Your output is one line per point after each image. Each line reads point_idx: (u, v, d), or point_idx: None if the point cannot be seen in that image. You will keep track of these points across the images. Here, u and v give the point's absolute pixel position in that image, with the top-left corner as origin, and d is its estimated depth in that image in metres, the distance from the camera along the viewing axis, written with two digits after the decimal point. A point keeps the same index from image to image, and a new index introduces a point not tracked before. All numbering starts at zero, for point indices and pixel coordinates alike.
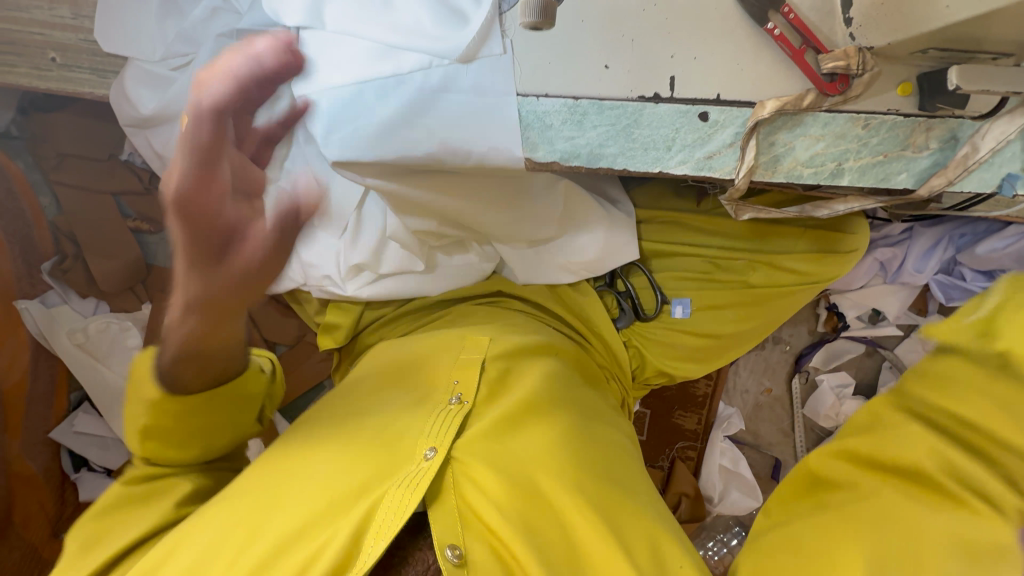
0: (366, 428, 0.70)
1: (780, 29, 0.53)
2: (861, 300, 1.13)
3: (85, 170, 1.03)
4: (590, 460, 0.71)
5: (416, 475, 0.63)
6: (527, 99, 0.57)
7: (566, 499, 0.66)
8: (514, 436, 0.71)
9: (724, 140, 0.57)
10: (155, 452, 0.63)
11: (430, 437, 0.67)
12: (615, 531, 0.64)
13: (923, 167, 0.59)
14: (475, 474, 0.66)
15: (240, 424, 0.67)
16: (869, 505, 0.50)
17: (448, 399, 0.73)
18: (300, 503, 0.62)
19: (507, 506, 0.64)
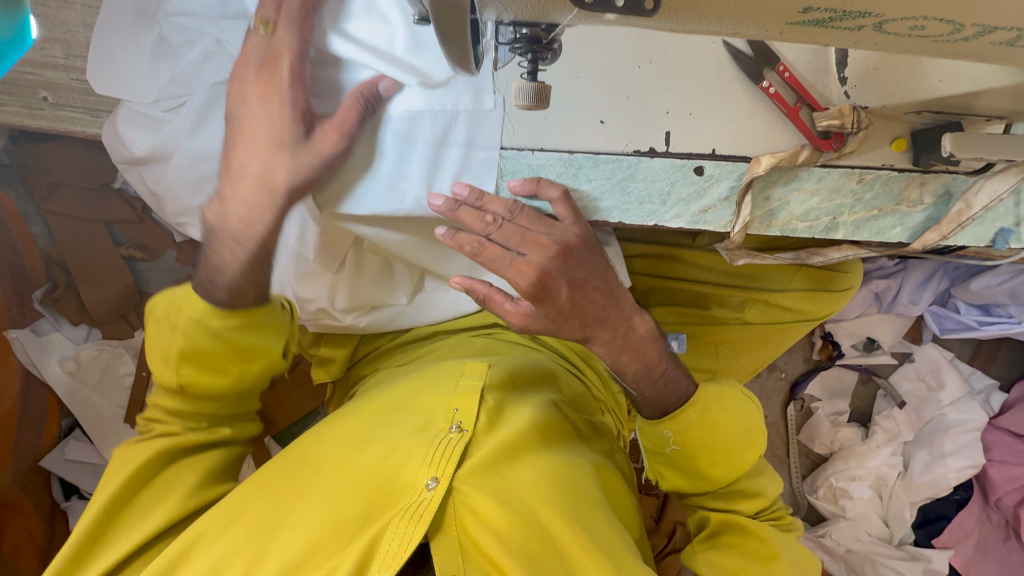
0: (361, 458, 0.67)
1: (775, 87, 0.53)
2: (856, 329, 1.15)
3: (79, 199, 1.01)
4: (591, 490, 0.70)
5: (417, 506, 0.61)
6: (521, 152, 0.57)
7: (568, 532, 0.64)
8: (514, 466, 0.68)
9: (718, 194, 0.57)
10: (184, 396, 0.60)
11: (431, 466, 0.65)
12: (619, 564, 0.63)
13: (917, 221, 0.59)
14: (477, 504, 0.63)
15: (260, 366, 0.62)
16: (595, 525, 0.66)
17: (447, 427, 0.70)
18: (299, 530, 0.61)
19: (510, 538, 0.62)
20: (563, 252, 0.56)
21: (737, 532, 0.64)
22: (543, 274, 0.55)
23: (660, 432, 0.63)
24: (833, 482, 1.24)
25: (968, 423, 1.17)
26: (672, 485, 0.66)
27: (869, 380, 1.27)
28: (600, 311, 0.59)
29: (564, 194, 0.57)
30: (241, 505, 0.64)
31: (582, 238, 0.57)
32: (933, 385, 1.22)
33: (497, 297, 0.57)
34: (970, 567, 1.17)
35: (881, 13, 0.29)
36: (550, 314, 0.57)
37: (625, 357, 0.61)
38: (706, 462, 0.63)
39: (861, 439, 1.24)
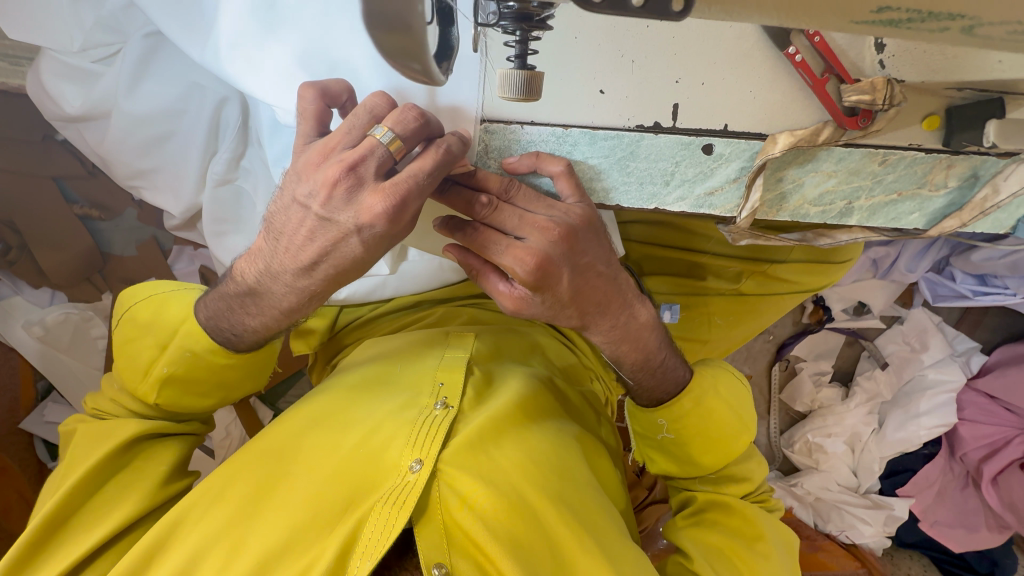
0: (346, 438, 0.66)
1: (801, 54, 0.46)
2: (849, 294, 1.14)
3: (17, 152, 0.91)
4: (576, 467, 0.70)
5: (401, 491, 0.60)
6: (510, 127, 0.49)
7: (553, 512, 0.64)
8: (499, 444, 0.67)
9: (727, 174, 0.51)
10: (173, 399, 0.65)
11: (415, 447, 0.63)
12: (601, 543, 0.64)
13: (937, 207, 0.54)
14: (462, 487, 0.62)
15: (255, 379, 0.69)
16: (579, 510, 0.66)
17: (433, 403, 0.68)
18: (283, 515, 0.60)
19: (495, 522, 0.61)
20: (565, 236, 0.50)
21: (722, 511, 0.68)
22: (544, 261, 0.49)
23: (655, 419, 0.67)
24: (809, 438, 1.29)
25: (946, 385, 1.19)
26: (661, 468, 0.71)
27: (855, 342, 1.28)
28: (603, 298, 0.56)
29: (568, 168, 0.50)
30: (220, 488, 0.64)
31: (587, 218, 0.51)
32: (916, 347, 1.23)
33: (490, 275, 0.55)
34: (927, 512, 1.25)
35: (972, 17, 0.27)
36: (547, 302, 0.53)
37: (625, 347, 0.61)
38: (698, 448, 0.67)
39: (841, 399, 1.27)
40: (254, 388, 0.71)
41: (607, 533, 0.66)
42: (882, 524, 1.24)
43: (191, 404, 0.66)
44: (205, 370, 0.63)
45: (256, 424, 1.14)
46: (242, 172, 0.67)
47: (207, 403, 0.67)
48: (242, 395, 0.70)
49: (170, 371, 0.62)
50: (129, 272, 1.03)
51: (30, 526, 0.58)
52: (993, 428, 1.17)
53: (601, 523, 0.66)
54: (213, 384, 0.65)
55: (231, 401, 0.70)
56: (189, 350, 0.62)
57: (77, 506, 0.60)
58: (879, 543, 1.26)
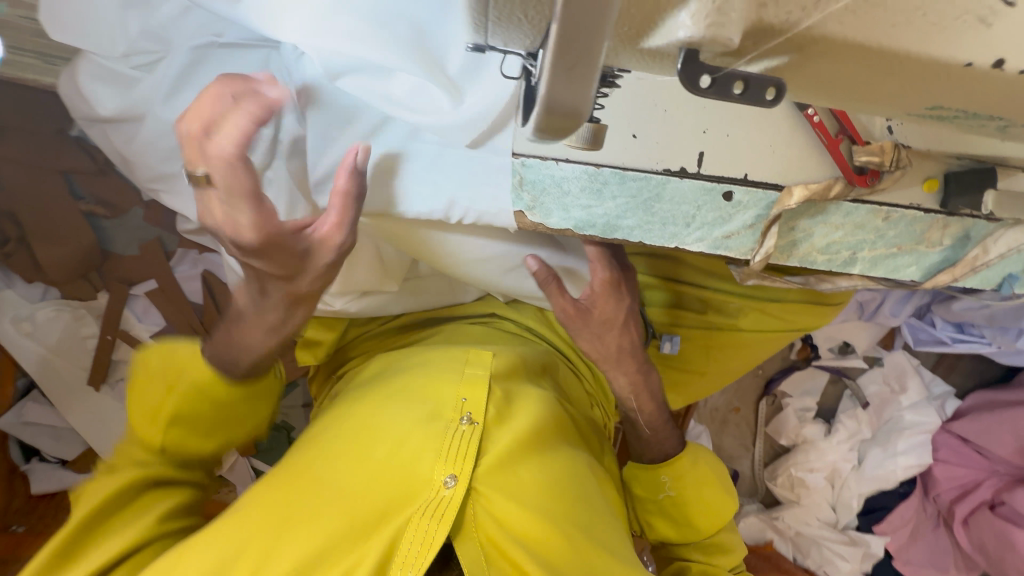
0: (372, 449, 0.65)
1: (819, 116, 0.50)
2: (834, 334, 1.19)
3: (27, 144, 0.89)
4: (594, 488, 0.71)
5: (439, 504, 0.60)
6: (545, 162, 0.51)
7: (582, 528, 0.65)
8: (525, 461, 0.68)
9: (744, 221, 0.55)
10: (177, 440, 0.63)
11: (447, 461, 0.63)
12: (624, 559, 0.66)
13: (932, 262, 0.59)
14: (495, 502, 0.63)
15: (257, 420, 0.70)
16: (602, 530, 0.67)
17: (458, 418, 0.68)
18: (318, 523, 0.59)
19: (529, 538, 0.62)
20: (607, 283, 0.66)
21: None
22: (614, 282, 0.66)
23: (657, 477, 0.74)
24: (792, 472, 1.31)
25: (922, 426, 1.24)
26: (659, 533, 0.74)
27: (839, 380, 1.32)
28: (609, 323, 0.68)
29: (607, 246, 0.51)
30: (241, 501, 0.62)
31: (609, 278, 0.66)
32: (896, 388, 1.28)
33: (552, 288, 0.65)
34: (901, 551, 1.28)
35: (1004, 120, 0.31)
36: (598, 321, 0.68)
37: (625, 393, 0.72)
38: (697, 511, 0.72)
39: (824, 435, 1.30)
40: (255, 428, 0.70)
41: (629, 553, 0.68)
42: (859, 561, 1.28)
43: (194, 445, 0.65)
44: (208, 406, 0.63)
45: None
46: None
47: (209, 444, 0.66)
48: (243, 435, 0.70)
49: (174, 406, 0.61)
50: (128, 271, 1.02)
51: (44, 552, 0.53)
52: (966, 470, 1.23)
53: (622, 545, 0.68)
54: (215, 419, 0.65)
55: (232, 444, 0.69)
56: (198, 384, 0.62)
57: (93, 530, 0.56)
58: None
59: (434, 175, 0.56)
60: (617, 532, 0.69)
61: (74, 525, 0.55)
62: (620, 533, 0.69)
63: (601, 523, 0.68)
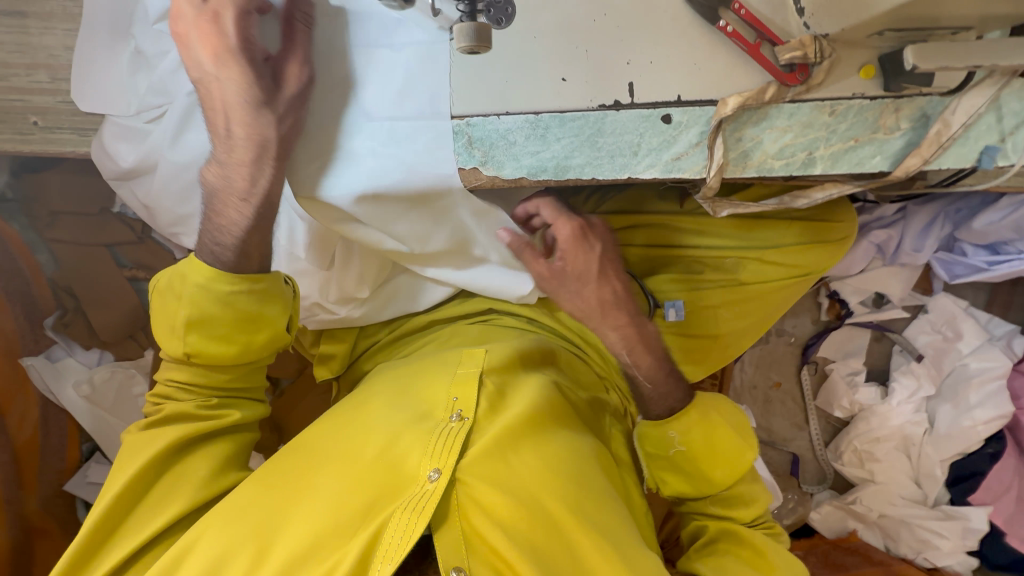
0: (364, 449, 0.66)
1: (732, 26, 0.53)
2: (862, 285, 1.12)
3: (80, 225, 1.05)
4: (595, 475, 0.68)
5: (421, 498, 0.60)
6: (487, 118, 0.56)
7: (572, 517, 0.62)
8: (517, 451, 0.66)
9: (689, 140, 0.57)
10: (198, 346, 0.65)
11: (433, 456, 0.64)
12: (618, 546, 0.62)
13: (897, 148, 0.58)
14: (480, 494, 0.62)
15: (272, 332, 0.68)
16: (600, 518, 0.64)
17: (448, 416, 0.68)
18: (307, 523, 0.60)
19: (514, 527, 0.60)
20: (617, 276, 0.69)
21: (732, 539, 0.69)
22: (579, 233, 0.68)
23: (666, 431, 0.72)
24: (857, 446, 1.20)
25: (991, 372, 1.12)
26: (673, 488, 0.74)
27: (883, 336, 1.23)
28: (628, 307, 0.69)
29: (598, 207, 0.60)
30: (247, 500, 0.63)
31: (601, 225, 0.70)
32: (950, 335, 1.18)
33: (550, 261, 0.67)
34: (1013, 524, 1.12)
35: None
36: (577, 273, 0.67)
37: (638, 355, 0.71)
38: (710, 464, 0.70)
39: (881, 398, 1.20)
40: (276, 338, 0.69)
41: (629, 541, 0.64)
42: (959, 537, 1.14)
43: (217, 353, 0.65)
44: (220, 311, 0.64)
45: None
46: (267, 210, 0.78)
47: (229, 352, 0.66)
48: (263, 346, 0.68)
49: (188, 313, 0.64)
50: None
51: (81, 536, 0.60)
52: None
53: (623, 533, 0.64)
54: (229, 325, 0.65)
55: (253, 352, 0.67)
56: (201, 290, 0.63)
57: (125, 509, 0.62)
58: (961, 559, 1.15)
59: (380, 145, 0.59)
60: (619, 520, 0.65)
61: (114, 502, 0.61)
62: (623, 522, 0.65)
63: (600, 512, 0.65)
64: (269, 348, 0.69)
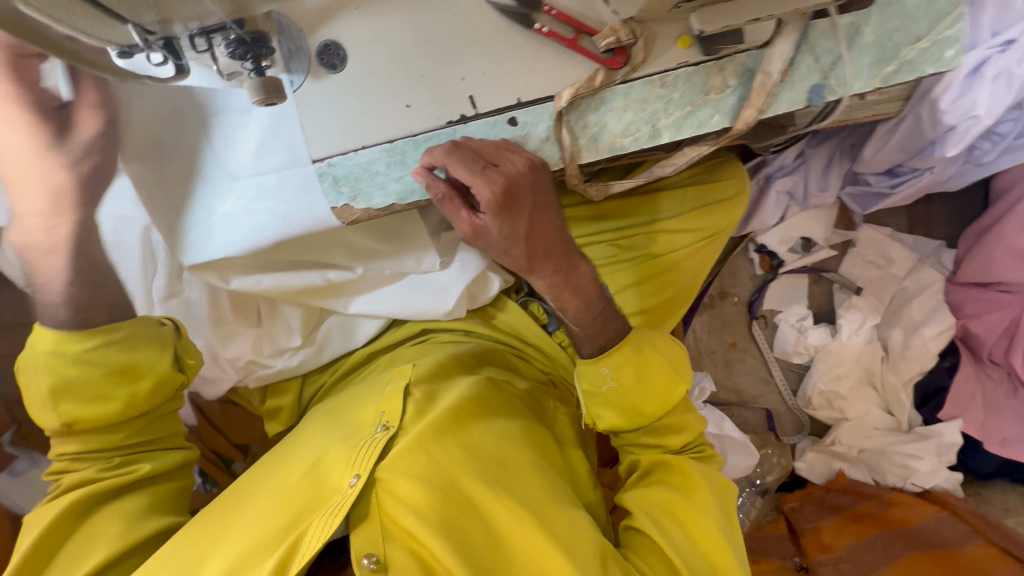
0: (287, 473, 0.63)
1: (547, 27, 0.57)
2: (786, 233, 1.16)
3: None
4: (527, 458, 0.66)
5: (340, 504, 0.57)
6: (346, 155, 0.59)
7: (500, 503, 0.60)
8: (442, 444, 0.64)
9: (540, 137, 0.61)
10: (74, 413, 0.65)
11: (354, 463, 0.61)
12: (552, 524, 0.59)
13: (731, 104, 0.61)
14: (402, 492, 0.59)
15: (158, 386, 0.69)
16: (531, 499, 0.61)
17: (375, 428, 0.66)
18: (221, 554, 0.57)
19: (437, 520, 0.57)
20: (509, 184, 0.56)
21: (666, 470, 0.67)
22: (507, 185, 0.56)
23: (598, 369, 0.66)
24: (821, 388, 1.22)
25: (929, 288, 1.17)
26: (608, 424, 0.68)
27: (821, 277, 1.25)
28: (550, 243, 0.60)
29: (454, 148, 0.56)
30: (164, 549, 0.59)
31: (530, 166, 0.57)
32: (884, 263, 1.21)
33: (455, 203, 0.57)
34: (992, 431, 1.13)
35: None
36: (504, 231, 0.58)
37: (567, 293, 0.63)
38: (641, 398, 0.66)
39: (831, 337, 1.22)
40: (160, 386, 0.69)
41: (564, 514, 0.61)
42: (936, 455, 1.15)
43: (96, 415, 0.66)
44: (96, 369, 0.65)
45: None
46: (183, 282, 0.81)
47: (111, 410, 0.66)
48: (149, 393, 0.68)
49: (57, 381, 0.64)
50: None
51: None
52: (999, 315, 1.09)
53: (557, 510, 0.61)
54: (93, 385, 0.65)
55: (141, 405, 0.68)
56: (55, 356, 0.64)
57: (48, 555, 0.62)
58: (949, 476, 1.15)
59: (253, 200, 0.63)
60: (554, 497, 0.62)
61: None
62: (558, 499, 0.62)
63: (529, 493, 0.62)
64: (159, 395, 0.69)
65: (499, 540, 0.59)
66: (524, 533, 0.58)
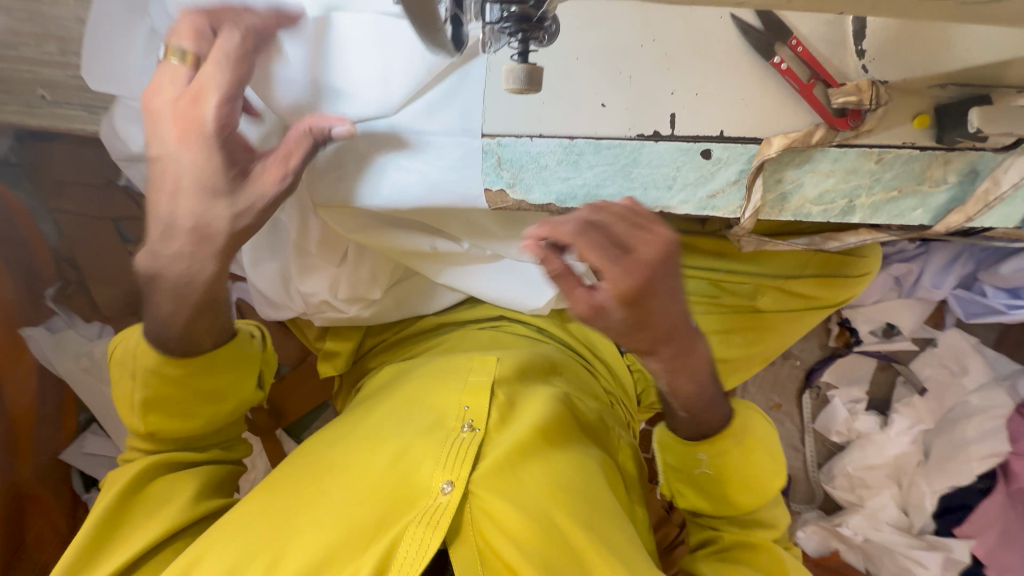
0: (375, 458, 0.66)
1: (786, 63, 0.50)
2: (875, 314, 1.14)
3: (86, 197, 1.02)
4: (604, 491, 0.68)
5: (435, 512, 0.61)
6: (519, 139, 0.54)
7: (583, 536, 0.63)
8: (527, 465, 0.66)
9: (727, 178, 0.55)
10: (159, 425, 0.64)
11: (445, 468, 0.64)
12: (630, 563, 0.62)
13: (940, 202, 0.56)
14: (492, 509, 0.62)
15: (238, 394, 0.68)
16: (612, 538, 0.64)
17: (459, 427, 0.68)
18: (320, 531, 0.61)
19: (527, 544, 0.61)
20: (654, 271, 0.48)
21: (750, 552, 0.67)
22: (645, 276, 0.48)
23: (694, 454, 0.67)
24: (850, 471, 1.21)
25: (992, 410, 1.13)
26: (691, 502, 0.71)
27: (888, 366, 1.22)
28: (673, 329, 0.52)
29: (629, 195, 0.51)
30: (255, 513, 0.64)
31: (667, 255, 0.48)
32: (956, 370, 1.18)
33: (573, 281, 0.48)
34: (994, 558, 1.12)
35: None
36: (628, 321, 0.50)
37: (680, 379, 0.59)
38: (734, 487, 0.67)
39: (880, 427, 1.20)
40: (238, 405, 0.68)
41: (640, 560, 0.64)
42: (941, 568, 1.13)
43: (179, 427, 0.65)
44: (172, 391, 0.63)
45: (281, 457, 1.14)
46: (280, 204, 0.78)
47: (195, 425, 0.66)
48: (232, 412, 0.68)
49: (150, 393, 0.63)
50: None
51: (82, 535, 0.61)
52: None
53: (634, 554, 0.64)
54: (190, 398, 0.64)
55: (221, 422, 0.67)
56: (152, 373, 0.62)
57: (122, 514, 0.63)
58: None
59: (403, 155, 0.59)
60: (629, 538, 0.65)
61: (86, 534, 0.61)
62: (634, 541, 0.65)
63: (610, 532, 0.64)
64: (236, 412, 0.69)
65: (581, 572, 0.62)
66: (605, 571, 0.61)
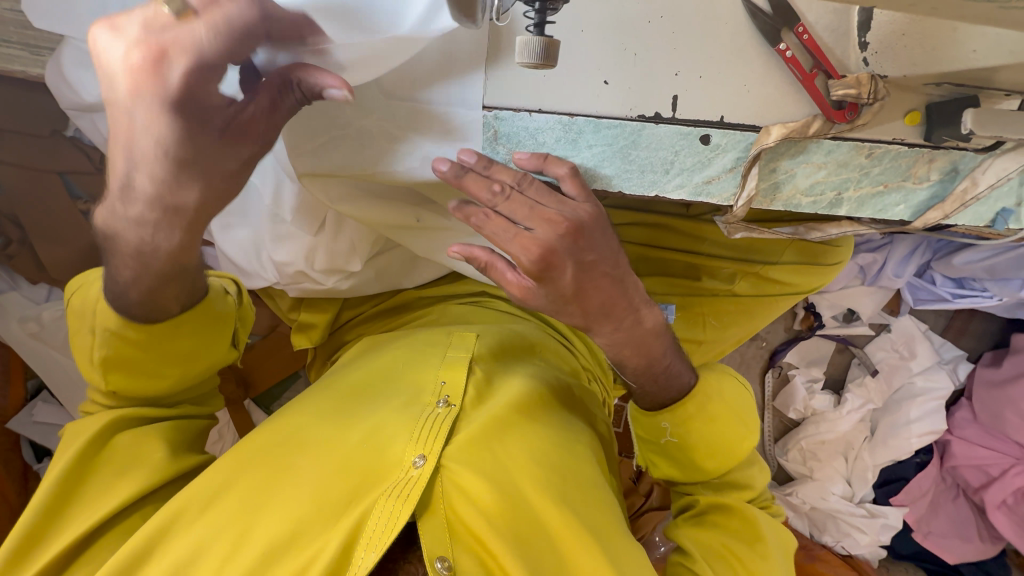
0: (348, 433, 0.65)
1: (791, 50, 0.49)
2: (838, 300, 1.18)
3: (24, 147, 0.92)
4: (579, 466, 0.69)
5: (406, 485, 0.60)
6: (518, 114, 0.52)
7: (555, 510, 0.63)
8: (502, 441, 0.67)
9: (724, 164, 0.54)
10: (127, 382, 0.64)
11: (418, 442, 0.63)
12: (602, 539, 0.64)
13: (921, 199, 0.57)
14: (466, 484, 0.62)
15: (214, 353, 0.68)
16: (584, 513, 0.65)
17: (435, 401, 0.68)
18: (287, 506, 0.60)
19: (498, 518, 0.61)
20: (574, 230, 0.53)
21: (725, 514, 0.70)
22: (549, 252, 0.53)
23: (657, 421, 0.70)
24: (803, 445, 1.29)
25: (934, 392, 1.22)
26: (664, 472, 0.73)
27: (845, 349, 1.30)
28: (609, 302, 0.58)
29: (574, 169, 0.53)
30: (221, 481, 0.63)
31: (594, 217, 0.54)
32: (905, 354, 1.25)
33: (499, 266, 0.57)
34: (921, 522, 1.25)
35: None
36: (550, 295, 0.57)
37: (629, 351, 0.64)
38: (700, 453, 0.70)
39: (833, 406, 1.27)
40: (216, 363, 0.69)
41: (612, 535, 0.65)
42: (877, 533, 1.23)
43: (146, 387, 0.65)
44: (148, 353, 0.63)
45: (250, 426, 1.12)
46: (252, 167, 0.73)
47: (165, 384, 0.66)
48: (205, 371, 0.69)
49: (117, 352, 0.62)
50: None
51: (24, 523, 0.57)
52: (991, 454, 1.18)
53: (606, 528, 0.65)
54: (157, 360, 0.64)
55: (193, 379, 0.68)
56: (119, 332, 0.61)
57: (70, 493, 0.60)
58: (873, 552, 1.26)
59: (393, 124, 0.57)
60: (602, 512, 0.67)
61: (42, 505, 0.58)
62: (606, 516, 0.67)
63: (582, 506, 0.65)
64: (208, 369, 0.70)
65: (554, 548, 0.62)
66: (577, 544, 0.62)
